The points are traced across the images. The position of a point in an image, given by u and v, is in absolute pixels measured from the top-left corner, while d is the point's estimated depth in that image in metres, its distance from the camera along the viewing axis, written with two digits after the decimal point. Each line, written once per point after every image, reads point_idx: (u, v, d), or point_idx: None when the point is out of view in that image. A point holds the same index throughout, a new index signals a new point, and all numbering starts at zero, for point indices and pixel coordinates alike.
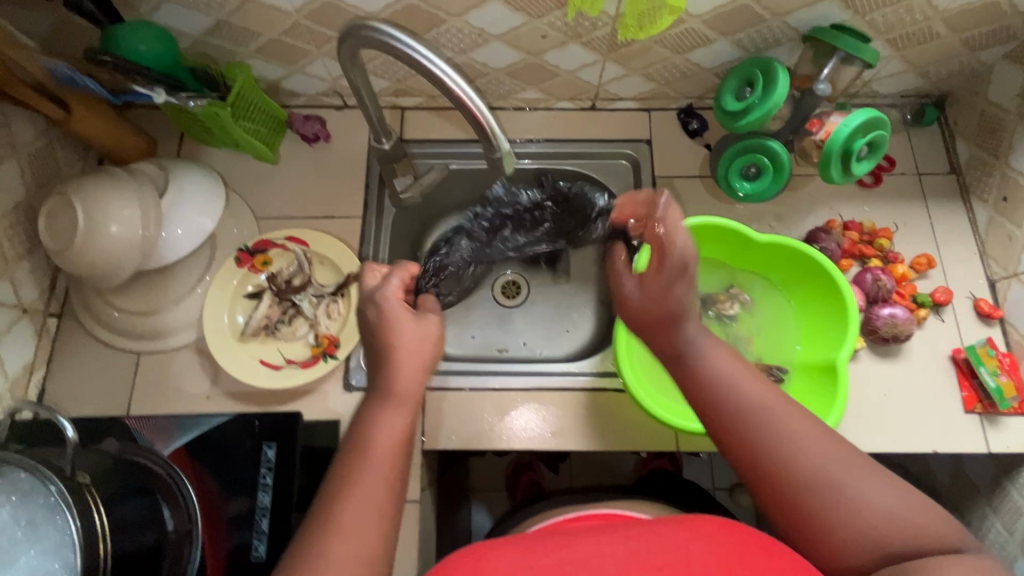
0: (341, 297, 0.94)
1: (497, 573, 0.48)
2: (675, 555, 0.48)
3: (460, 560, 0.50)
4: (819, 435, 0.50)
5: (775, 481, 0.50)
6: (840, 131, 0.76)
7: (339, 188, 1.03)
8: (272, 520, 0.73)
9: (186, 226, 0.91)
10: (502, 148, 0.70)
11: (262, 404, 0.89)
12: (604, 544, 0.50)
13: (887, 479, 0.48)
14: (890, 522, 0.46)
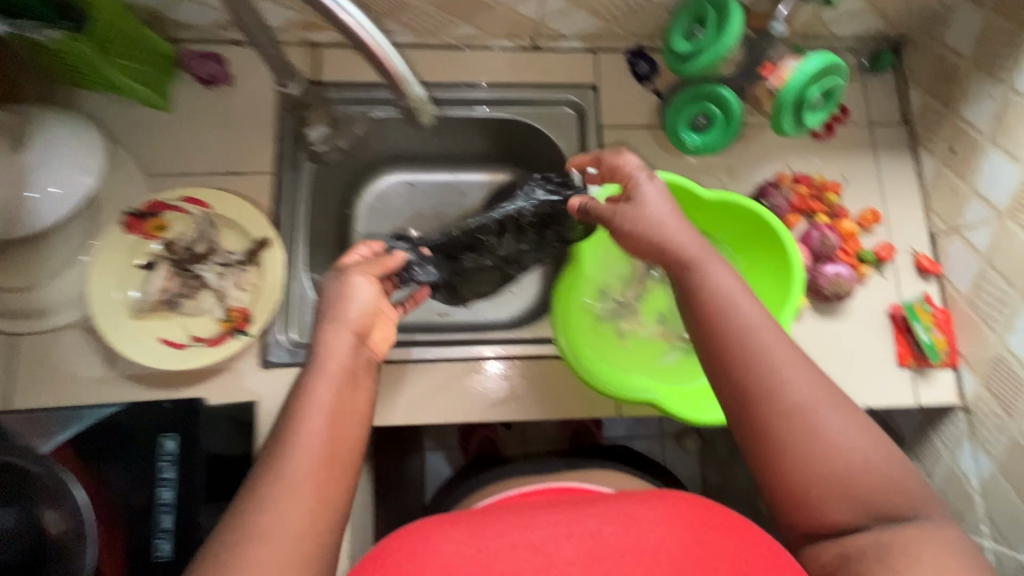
0: (252, 266, 0.84)
1: (435, 553, 0.46)
2: (638, 541, 0.47)
3: (395, 542, 0.49)
4: (822, 402, 0.48)
5: (772, 449, 0.48)
6: (795, 77, 0.69)
7: (245, 139, 0.90)
8: (177, 517, 0.66)
9: (61, 184, 0.77)
10: (413, 93, 0.60)
11: (168, 385, 0.81)
12: (564, 527, 0.49)
13: (869, 435, 0.48)
14: (869, 476, 0.46)
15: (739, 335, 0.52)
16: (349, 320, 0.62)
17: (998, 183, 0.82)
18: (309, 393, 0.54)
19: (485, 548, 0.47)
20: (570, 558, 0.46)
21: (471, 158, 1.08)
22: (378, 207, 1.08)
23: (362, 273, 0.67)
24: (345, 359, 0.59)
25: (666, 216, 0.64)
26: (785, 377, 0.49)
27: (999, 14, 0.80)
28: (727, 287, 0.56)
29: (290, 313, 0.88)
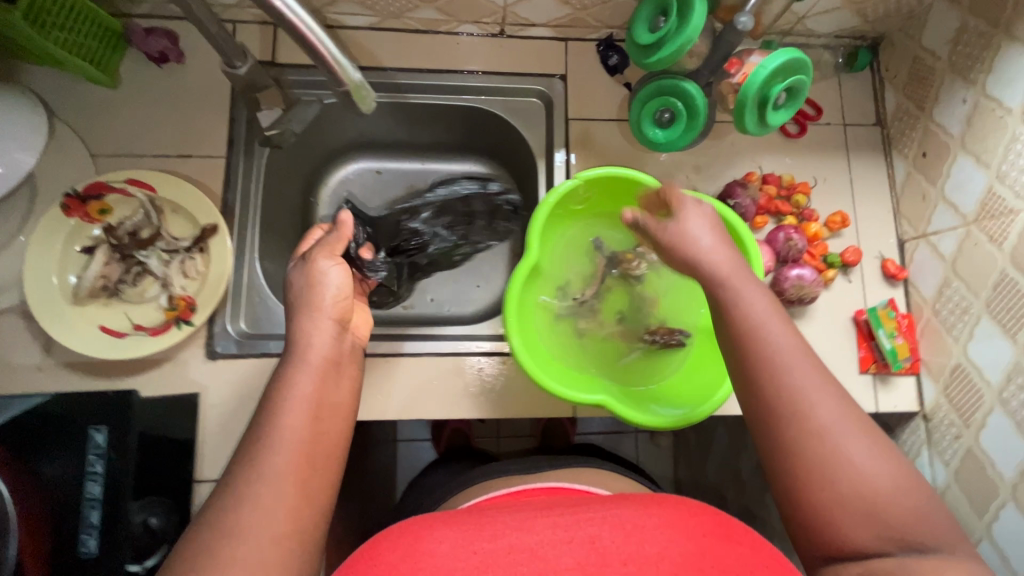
0: (199, 253, 0.81)
1: (433, 557, 0.50)
2: (637, 548, 0.49)
3: (396, 541, 0.52)
4: (853, 432, 0.51)
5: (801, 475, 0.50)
6: (758, 73, 0.66)
7: (197, 120, 0.86)
8: (104, 512, 0.65)
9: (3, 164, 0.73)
10: (351, 80, 0.61)
11: (108, 375, 0.78)
12: (567, 534, 0.52)
13: (887, 458, 0.50)
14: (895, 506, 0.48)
15: (769, 361, 0.54)
16: (324, 304, 0.64)
17: (966, 190, 0.80)
18: (290, 383, 0.56)
19: (480, 551, 0.50)
20: (570, 564, 0.48)
21: (437, 147, 1.05)
22: (341, 195, 1.05)
23: (322, 252, 0.68)
24: (327, 351, 0.61)
25: (713, 249, 0.62)
26: (816, 408, 0.51)
27: (975, 14, 0.78)
28: (760, 314, 0.57)
29: (238, 302, 0.85)
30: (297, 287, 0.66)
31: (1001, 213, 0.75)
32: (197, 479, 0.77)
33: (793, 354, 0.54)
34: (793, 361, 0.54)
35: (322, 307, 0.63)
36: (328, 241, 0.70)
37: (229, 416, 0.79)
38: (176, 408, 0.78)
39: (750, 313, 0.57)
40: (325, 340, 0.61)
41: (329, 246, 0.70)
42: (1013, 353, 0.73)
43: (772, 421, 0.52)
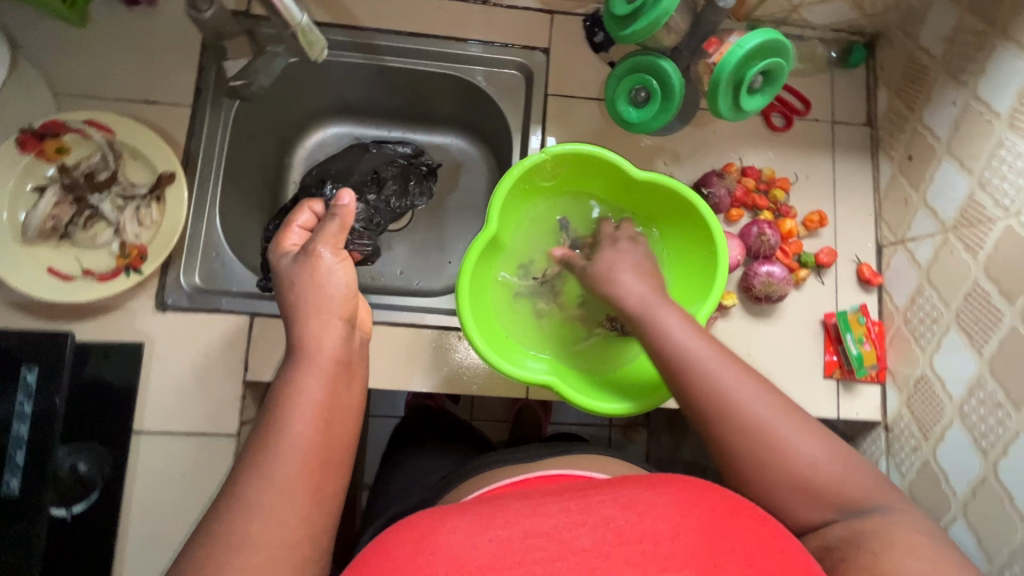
0: (156, 201, 0.79)
1: (448, 546, 0.43)
2: (653, 526, 0.44)
3: (406, 533, 0.45)
4: (791, 420, 0.52)
5: (742, 463, 0.52)
6: (733, 52, 0.64)
7: (164, 67, 0.84)
8: (30, 454, 0.65)
9: None
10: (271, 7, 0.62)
11: (54, 317, 0.77)
12: (577, 515, 0.45)
13: (820, 436, 0.52)
14: (834, 483, 0.50)
15: (696, 371, 0.55)
16: (330, 303, 0.58)
17: (947, 197, 0.77)
18: (294, 384, 0.51)
19: (497, 538, 0.43)
20: (588, 546, 0.43)
21: (416, 116, 1.03)
22: (316, 159, 1.03)
23: (324, 244, 0.61)
24: (336, 350, 0.55)
25: (631, 278, 0.66)
26: (745, 401, 0.53)
27: (972, 13, 0.75)
28: (673, 329, 0.58)
29: (194, 255, 0.83)
30: (298, 283, 0.59)
31: (979, 221, 0.72)
32: (136, 431, 0.76)
33: (714, 362, 0.55)
34: (719, 372, 0.54)
35: (330, 306, 0.57)
36: (334, 231, 0.62)
37: (174, 370, 0.78)
38: (120, 356, 0.77)
39: (671, 331, 0.58)
40: (335, 342, 0.56)
41: (334, 237, 0.62)
42: (977, 367, 0.71)
43: (703, 418, 0.54)
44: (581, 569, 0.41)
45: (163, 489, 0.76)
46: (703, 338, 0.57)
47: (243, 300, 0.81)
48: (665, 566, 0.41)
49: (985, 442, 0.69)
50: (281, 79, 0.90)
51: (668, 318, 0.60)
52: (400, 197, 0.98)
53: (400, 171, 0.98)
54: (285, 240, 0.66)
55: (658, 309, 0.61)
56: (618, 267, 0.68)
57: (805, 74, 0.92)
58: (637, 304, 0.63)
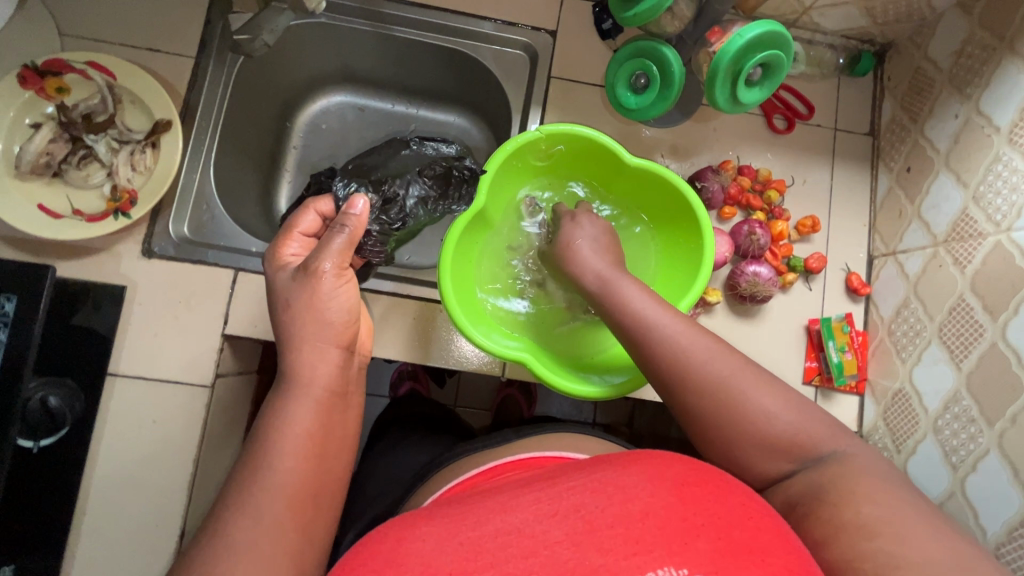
0: (150, 148, 0.79)
1: (420, 556, 0.42)
2: (623, 508, 0.43)
3: (376, 544, 0.44)
4: (757, 385, 0.53)
5: (706, 425, 0.54)
6: (733, 41, 0.64)
7: (171, 16, 0.84)
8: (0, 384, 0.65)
9: None
10: None
11: (41, 254, 0.77)
12: (548, 505, 0.45)
13: (782, 393, 0.53)
14: (794, 432, 0.52)
15: (652, 336, 0.57)
16: (327, 329, 0.54)
17: (941, 210, 0.77)
18: (284, 416, 0.49)
19: (467, 541, 0.42)
20: (560, 537, 0.42)
21: (421, 90, 1.03)
22: (318, 126, 1.03)
23: (328, 261, 0.55)
24: (330, 381, 0.52)
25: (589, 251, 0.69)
26: (707, 363, 0.54)
27: (981, 26, 0.74)
28: (637, 302, 0.60)
29: (185, 206, 0.84)
30: (295, 306, 0.54)
31: (969, 235, 0.71)
32: (111, 372, 0.77)
33: (672, 327, 0.57)
34: (678, 337, 0.56)
35: (327, 333, 0.54)
36: (339, 248, 0.56)
37: (153, 316, 0.78)
38: (102, 298, 0.77)
39: (627, 306, 0.60)
40: (313, 362, 0.52)
41: (339, 253, 0.56)
42: (954, 382, 0.70)
43: (668, 384, 0.56)
44: (555, 562, 0.40)
45: (134, 433, 0.76)
46: (661, 305, 0.60)
47: (228, 254, 0.82)
48: (638, 549, 0.40)
49: (955, 458, 0.69)
50: (286, 39, 0.91)
51: (631, 293, 0.61)
52: (441, 202, 0.78)
53: (440, 171, 0.78)
54: (284, 248, 0.60)
55: (622, 284, 0.63)
56: (579, 245, 0.70)
57: (812, 79, 0.91)
58: (597, 281, 0.65)
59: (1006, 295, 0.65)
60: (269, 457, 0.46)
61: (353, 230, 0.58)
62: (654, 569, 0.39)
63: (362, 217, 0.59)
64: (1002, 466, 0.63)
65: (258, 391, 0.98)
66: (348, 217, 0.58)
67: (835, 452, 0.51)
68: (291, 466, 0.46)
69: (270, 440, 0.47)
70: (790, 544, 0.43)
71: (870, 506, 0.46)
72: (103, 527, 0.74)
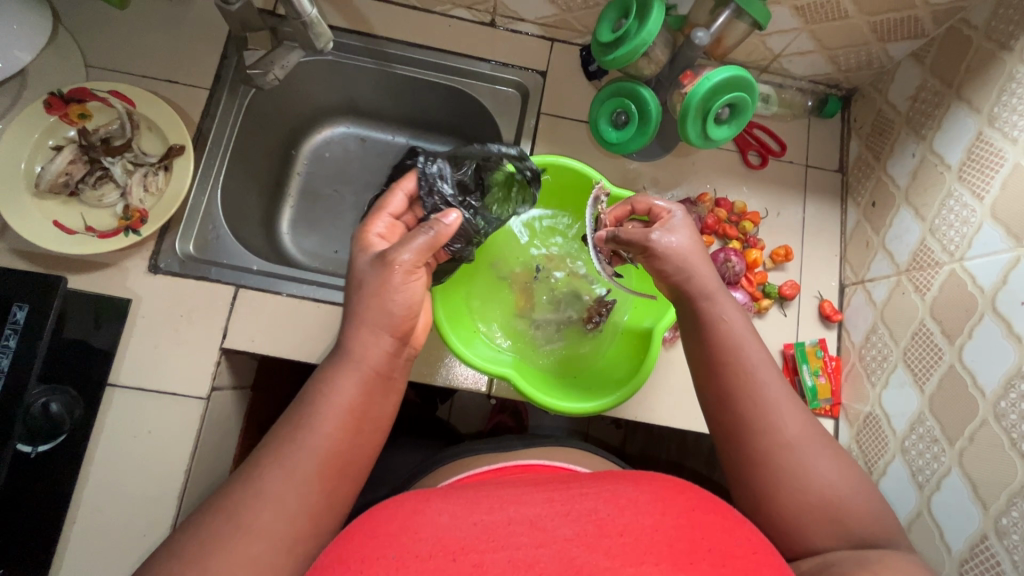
0: (163, 171, 0.85)
1: (434, 527, 0.44)
2: (634, 519, 0.45)
3: (392, 511, 0.46)
4: (825, 455, 0.55)
5: (774, 482, 0.54)
6: (701, 84, 0.71)
7: (188, 51, 0.91)
8: (6, 387, 0.68)
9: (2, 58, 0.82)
10: (309, 15, 0.76)
11: (52, 266, 0.81)
12: (562, 506, 0.47)
13: (842, 463, 0.55)
14: (849, 508, 0.53)
15: (736, 368, 0.59)
16: (387, 318, 0.55)
17: (903, 241, 0.82)
18: (330, 384, 0.52)
19: (481, 522, 0.45)
20: (569, 536, 0.44)
21: (419, 122, 1.10)
22: (322, 154, 1.10)
23: (405, 254, 0.56)
24: (380, 363, 0.54)
25: (695, 258, 0.65)
26: (788, 421, 0.56)
27: (933, 75, 0.81)
28: (738, 330, 0.61)
29: (191, 225, 0.88)
30: (365, 290, 0.55)
31: (928, 264, 0.76)
32: (111, 383, 0.79)
33: (765, 368, 0.59)
34: (769, 383, 0.58)
35: (386, 321, 0.55)
36: (420, 246, 0.56)
37: (155, 328, 0.82)
38: (107, 311, 0.80)
39: (726, 331, 0.61)
40: (363, 335, 0.54)
41: (418, 252, 0.56)
42: (918, 404, 0.74)
43: (748, 428, 0.56)
44: (563, 556, 0.42)
45: (130, 442, 0.78)
46: (758, 341, 0.61)
47: (231, 271, 0.85)
48: (644, 558, 0.42)
49: (921, 477, 0.71)
50: (295, 73, 0.98)
51: (731, 316, 0.62)
52: (501, 206, 0.76)
53: (503, 177, 0.75)
54: (371, 227, 0.62)
55: (723, 304, 0.63)
56: (687, 252, 0.65)
57: (784, 119, 0.98)
58: (703, 288, 0.63)
59: (961, 320, 0.69)
60: (273, 439, 0.49)
61: (437, 232, 0.58)
62: None
63: (451, 225, 0.59)
64: (963, 483, 0.66)
65: (252, 406, 1.00)
66: (438, 223, 0.58)
67: (859, 502, 0.53)
68: (317, 441, 0.49)
69: (312, 398, 0.51)
70: None
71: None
72: (93, 535, 0.76)
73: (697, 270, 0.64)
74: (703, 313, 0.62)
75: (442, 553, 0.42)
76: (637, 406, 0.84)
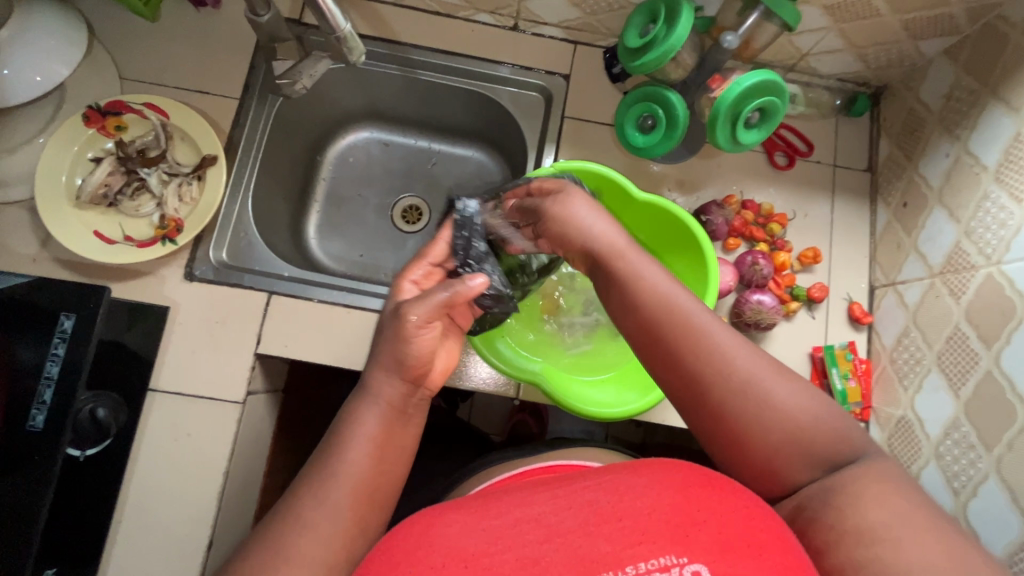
0: (197, 179, 0.87)
1: (450, 539, 0.45)
2: (633, 504, 0.46)
3: (408, 528, 0.46)
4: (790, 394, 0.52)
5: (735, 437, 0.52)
6: (731, 89, 0.71)
7: (218, 62, 0.93)
8: (56, 393, 0.71)
9: (45, 73, 0.82)
10: (341, 29, 0.77)
11: (94, 275, 0.84)
12: (564, 500, 0.47)
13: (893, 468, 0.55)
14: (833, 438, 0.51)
15: (670, 332, 0.55)
16: (400, 364, 0.55)
17: (936, 243, 0.80)
18: (353, 417, 0.54)
19: (490, 527, 0.45)
20: (573, 527, 0.45)
21: (442, 127, 1.11)
22: (346, 159, 1.11)
23: (415, 310, 0.55)
24: (396, 397, 0.55)
25: (590, 216, 0.62)
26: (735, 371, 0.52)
27: (968, 73, 0.79)
28: (658, 285, 0.57)
29: (224, 233, 0.90)
30: (383, 338, 0.57)
31: (962, 267, 0.75)
32: (152, 388, 0.82)
33: (697, 319, 0.55)
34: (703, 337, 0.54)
35: (398, 365, 0.55)
36: (431, 304, 0.56)
37: (192, 335, 0.84)
38: (146, 319, 0.83)
39: (648, 291, 0.57)
40: (413, 342, 0.55)
41: (430, 307, 0.56)
42: (953, 409, 0.73)
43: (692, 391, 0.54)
44: (569, 549, 0.44)
45: (170, 446, 0.81)
46: (680, 289, 0.57)
47: (263, 278, 0.87)
48: (643, 538, 0.44)
49: (957, 483, 0.71)
50: (322, 81, 0.99)
51: (648, 270, 0.58)
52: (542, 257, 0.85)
53: None
54: (408, 273, 0.65)
55: (638, 261, 0.59)
56: (579, 213, 0.63)
57: (811, 118, 0.97)
58: (613, 249, 0.60)
59: (998, 325, 0.68)
60: (303, 474, 0.51)
61: (457, 291, 0.57)
62: (657, 557, 0.43)
63: (474, 287, 0.58)
64: (1001, 490, 0.65)
65: (284, 408, 1.02)
66: (463, 283, 0.58)
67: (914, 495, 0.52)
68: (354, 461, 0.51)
69: (334, 441, 0.53)
70: (788, 545, 0.45)
71: (881, 498, 0.46)
72: (138, 536, 0.78)
73: (593, 227, 0.62)
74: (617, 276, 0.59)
75: (458, 564, 0.43)
76: (664, 410, 0.84)
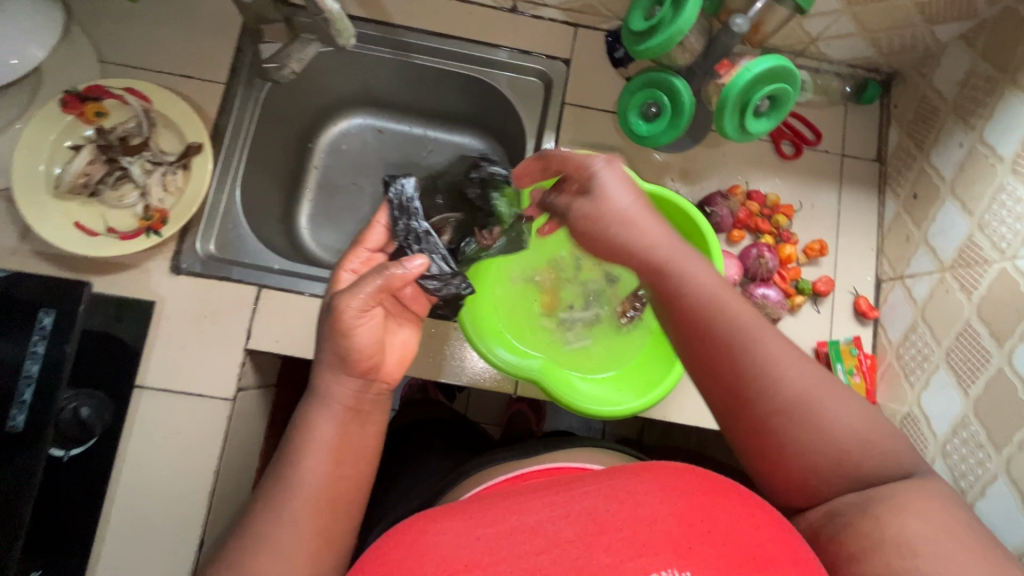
0: (182, 168, 0.83)
1: (441, 549, 0.42)
2: (634, 513, 0.44)
3: (398, 538, 0.44)
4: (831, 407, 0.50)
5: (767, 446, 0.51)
6: (742, 75, 0.68)
7: (203, 44, 0.89)
8: (37, 391, 0.68)
9: (20, 56, 0.78)
10: (330, 10, 0.73)
11: (75, 268, 0.81)
12: (561, 507, 0.45)
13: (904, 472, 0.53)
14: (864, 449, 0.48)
15: (715, 333, 0.54)
16: (348, 360, 0.52)
17: (947, 236, 0.78)
18: (308, 427, 0.51)
19: (484, 536, 0.43)
20: (571, 538, 0.43)
21: (438, 113, 1.07)
22: (338, 147, 1.08)
23: (352, 300, 0.52)
24: (348, 398, 0.53)
25: (635, 212, 0.60)
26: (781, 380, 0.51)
27: (985, 59, 0.76)
28: (706, 288, 0.56)
29: (212, 224, 0.87)
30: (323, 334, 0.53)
31: (975, 262, 0.73)
32: (139, 385, 0.79)
33: (747, 323, 0.54)
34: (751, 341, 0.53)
35: (344, 361, 0.52)
36: (367, 291, 0.53)
37: (179, 330, 0.81)
38: (131, 314, 0.80)
39: (696, 291, 0.56)
40: (371, 334, 0.53)
41: (365, 293, 0.53)
42: (961, 408, 0.71)
43: (731, 396, 0.53)
44: (565, 560, 0.41)
45: (158, 444, 0.79)
46: (729, 292, 0.56)
47: (253, 271, 0.84)
48: (644, 550, 0.41)
49: (964, 482, 0.69)
50: (312, 65, 0.95)
51: (699, 273, 0.57)
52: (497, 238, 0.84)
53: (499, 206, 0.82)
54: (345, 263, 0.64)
55: (690, 267, 0.57)
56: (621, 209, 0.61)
57: (819, 106, 0.93)
58: (662, 251, 0.59)
59: (1011, 322, 0.66)
60: (280, 482, 0.49)
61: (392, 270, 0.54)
62: (660, 571, 0.40)
63: (414, 267, 0.55)
64: (1011, 491, 0.64)
65: (276, 404, 1.00)
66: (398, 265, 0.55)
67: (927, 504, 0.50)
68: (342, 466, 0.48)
69: (291, 451, 0.50)
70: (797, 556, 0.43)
71: (899, 509, 0.44)
72: (127, 536, 0.77)
73: (639, 230, 0.60)
74: (666, 276, 0.58)
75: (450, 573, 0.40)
76: (665, 406, 0.83)
